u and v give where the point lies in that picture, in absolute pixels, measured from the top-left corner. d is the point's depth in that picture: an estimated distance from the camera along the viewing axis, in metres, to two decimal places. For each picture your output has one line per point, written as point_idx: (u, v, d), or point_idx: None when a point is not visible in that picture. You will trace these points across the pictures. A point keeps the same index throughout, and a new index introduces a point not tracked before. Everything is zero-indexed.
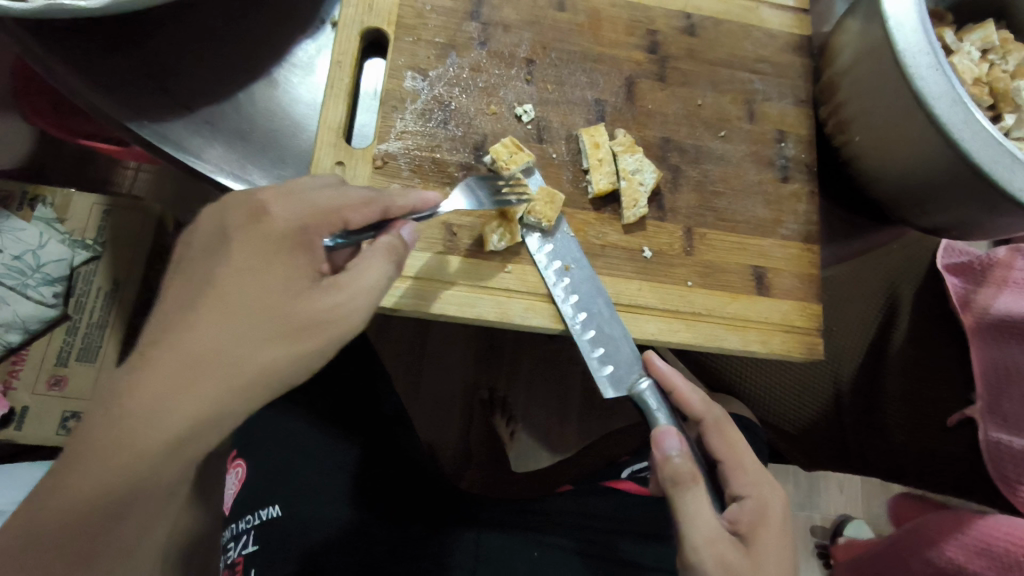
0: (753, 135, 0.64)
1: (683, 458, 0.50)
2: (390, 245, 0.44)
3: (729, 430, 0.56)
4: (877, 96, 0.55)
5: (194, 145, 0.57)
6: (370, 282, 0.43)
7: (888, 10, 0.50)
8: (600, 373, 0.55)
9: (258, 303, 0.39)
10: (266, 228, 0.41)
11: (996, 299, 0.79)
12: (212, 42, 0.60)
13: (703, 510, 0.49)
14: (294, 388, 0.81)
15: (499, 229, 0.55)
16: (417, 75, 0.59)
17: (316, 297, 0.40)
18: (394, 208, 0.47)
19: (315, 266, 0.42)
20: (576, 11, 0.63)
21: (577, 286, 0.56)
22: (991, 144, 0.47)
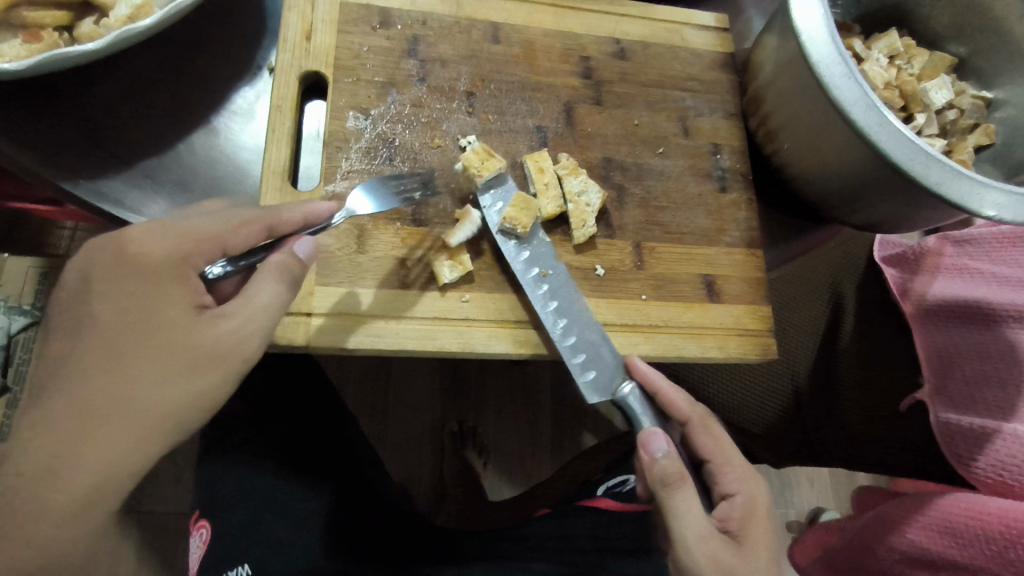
0: (689, 149, 0.66)
1: (669, 459, 0.50)
2: (280, 264, 0.45)
3: (712, 428, 0.59)
4: (801, 105, 0.58)
5: (134, 200, 0.56)
6: (263, 306, 0.45)
7: (800, 25, 0.53)
8: (584, 378, 0.54)
9: (147, 341, 0.42)
10: (132, 264, 0.42)
11: (931, 285, 0.84)
12: (145, 95, 0.59)
13: (691, 509, 0.50)
14: (257, 440, 0.79)
15: (448, 261, 0.56)
16: (359, 115, 0.60)
17: (200, 329, 0.43)
18: (281, 224, 0.48)
19: (194, 299, 0.43)
20: (511, 43, 0.65)
21: (557, 292, 0.56)
22: (906, 142, 0.51)
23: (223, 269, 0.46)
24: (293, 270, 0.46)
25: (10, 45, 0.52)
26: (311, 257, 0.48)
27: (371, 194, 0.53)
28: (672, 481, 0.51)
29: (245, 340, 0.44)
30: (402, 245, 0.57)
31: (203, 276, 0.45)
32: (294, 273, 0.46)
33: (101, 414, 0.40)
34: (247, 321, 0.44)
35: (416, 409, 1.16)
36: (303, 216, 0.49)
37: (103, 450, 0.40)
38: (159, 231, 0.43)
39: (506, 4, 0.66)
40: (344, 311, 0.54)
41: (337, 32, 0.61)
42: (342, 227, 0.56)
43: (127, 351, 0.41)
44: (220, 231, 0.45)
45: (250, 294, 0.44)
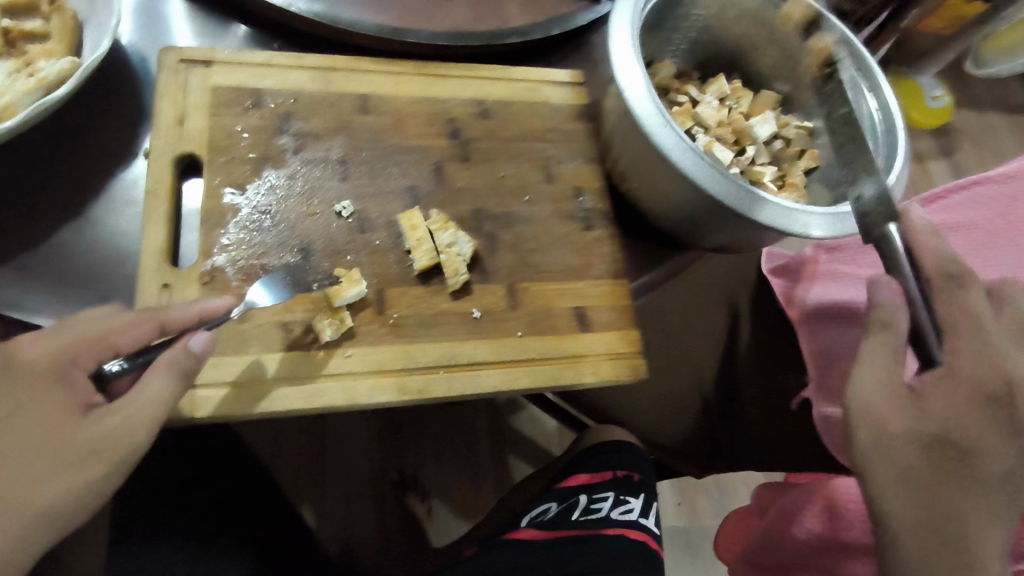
0: (554, 195, 0.73)
1: (887, 303, 0.52)
2: (170, 360, 0.49)
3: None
4: (639, 149, 0.66)
5: (9, 292, 0.57)
6: (151, 400, 0.48)
7: (622, 85, 0.61)
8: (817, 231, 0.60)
9: (32, 439, 0.44)
10: (21, 372, 0.46)
11: (811, 292, 0.94)
12: (17, 191, 0.61)
13: (878, 362, 0.53)
14: (175, 517, 0.81)
15: (328, 322, 0.60)
16: (236, 191, 0.63)
17: (86, 426, 0.46)
18: (169, 320, 0.51)
19: (81, 400, 0.47)
20: (380, 112, 0.71)
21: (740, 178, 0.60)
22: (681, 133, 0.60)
23: (120, 365, 0.51)
24: (184, 365, 0.49)
25: None
26: (208, 350, 0.51)
27: (268, 287, 0.59)
28: (881, 324, 0.53)
29: (129, 435, 0.47)
30: (284, 309, 0.60)
31: (102, 372, 0.51)
32: (187, 366, 0.50)
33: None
34: (133, 415, 0.47)
35: (354, 458, 1.18)
36: (197, 312, 0.52)
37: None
38: (50, 336, 0.47)
39: (371, 76, 0.72)
40: (233, 380, 0.57)
41: (208, 116, 0.65)
42: None
43: (5, 452, 0.44)
44: (105, 331, 0.49)
45: (138, 388, 0.48)
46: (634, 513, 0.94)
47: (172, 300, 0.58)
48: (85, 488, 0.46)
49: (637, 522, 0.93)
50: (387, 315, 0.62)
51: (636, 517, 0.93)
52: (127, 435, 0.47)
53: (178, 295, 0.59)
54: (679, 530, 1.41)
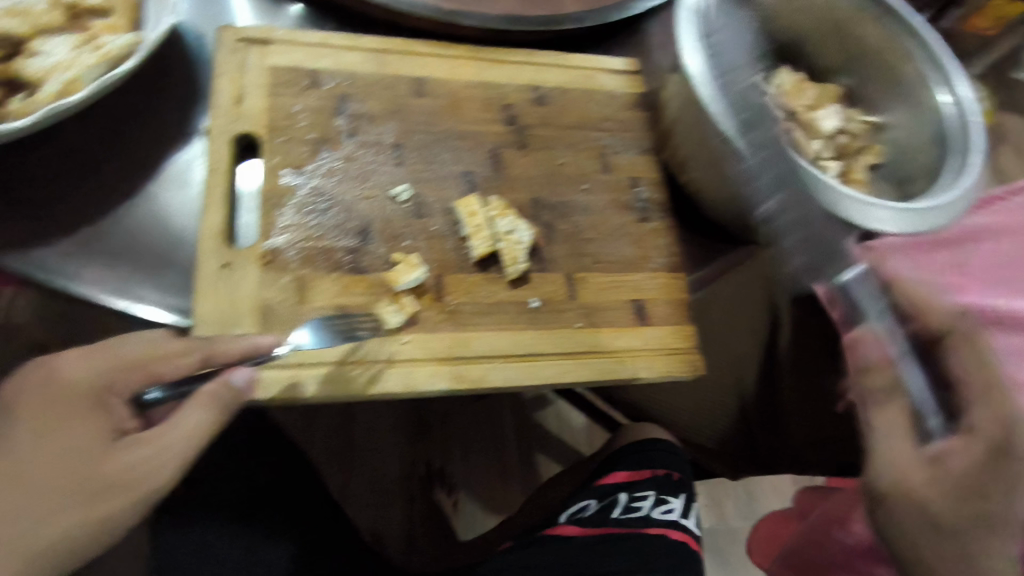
0: (611, 184, 0.71)
1: (879, 364, 0.54)
2: (210, 394, 0.48)
3: (972, 346, 0.56)
4: (697, 136, 0.66)
5: (66, 271, 0.56)
6: (183, 436, 0.48)
7: (687, 68, 0.62)
8: (800, 259, 0.60)
9: (55, 466, 0.46)
10: (59, 389, 0.47)
11: None
12: (74, 167, 0.60)
13: (891, 429, 0.52)
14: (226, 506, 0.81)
15: (392, 306, 0.59)
16: (293, 172, 0.63)
17: (113, 457, 0.47)
18: (215, 351, 0.51)
19: (115, 426, 0.48)
20: (435, 95, 0.70)
21: (778, 180, 0.60)
22: (747, 100, 0.62)
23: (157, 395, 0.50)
24: (225, 399, 0.49)
25: None
26: (250, 386, 0.50)
27: (313, 330, 0.57)
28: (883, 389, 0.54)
29: (158, 469, 0.47)
30: (343, 291, 0.59)
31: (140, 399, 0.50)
32: (225, 401, 0.49)
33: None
34: (162, 450, 0.47)
35: (382, 452, 1.16)
36: (245, 349, 0.51)
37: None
38: (92, 357, 0.48)
39: (428, 60, 0.71)
40: (292, 361, 0.56)
41: (267, 95, 0.65)
42: (283, 282, 0.59)
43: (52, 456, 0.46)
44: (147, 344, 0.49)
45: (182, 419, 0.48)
46: (674, 513, 0.91)
47: (233, 280, 0.58)
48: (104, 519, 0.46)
49: (677, 522, 0.91)
50: (445, 301, 0.61)
51: (676, 517, 0.91)
52: (148, 473, 0.47)
53: (237, 275, 0.58)
54: (708, 531, 1.39)
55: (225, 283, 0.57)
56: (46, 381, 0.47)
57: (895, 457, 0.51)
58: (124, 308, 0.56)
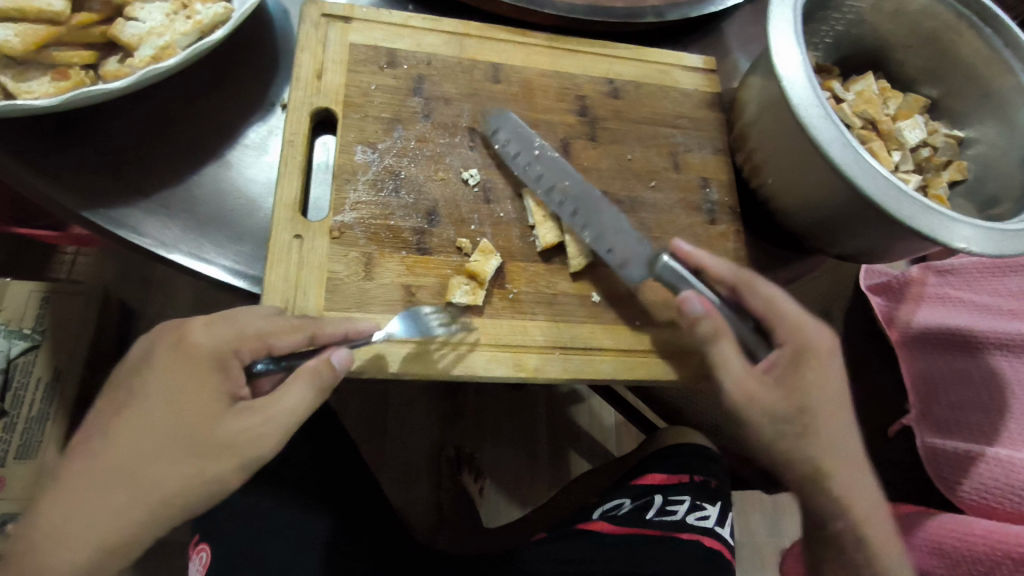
0: (679, 183, 0.71)
1: (706, 317, 0.57)
2: (313, 370, 0.49)
3: (760, 288, 0.60)
4: (781, 140, 0.62)
5: (147, 229, 0.57)
6: (290, 408, 0.48)
7: (781, 71, 0.57)
8: (613, 260, 0.62)
9: (173, 423, 0.46)
10: (185, 351, 0.47)
11: (916, 314, 0.86)
12: (161, 130, 0.62)
13: (736, 363, 0.56)
14: (279, 475, 0.83)
15: (465, 286, 0.59)
16: (368, 149, 0.63)
17: (224, 420, 0.46)
18: (321, 332, 0.52)
19: (230, 391, 0.48)
20: (510, 82, 0.70)
21: (577, 198, 0.64)
22: (523, 144, 0.65)
23: (266, 366, 0.51)
24: (324, 379, 0.49)
25: (39, 82, 0.55)
26: (347, 366, 0.50)
27: (405, 318, 0.57)
28: (712, 335, 0.57)
29: (258, 439, 0.47)
30: (407, 271, 0.60)
31: (249, 367, 0.51)
32: (324, 380, 0.49)
33: (110, 483, 0.44)
34: (270, 419, 0.47)
35: (414, 432, 1.20)
36: (347, 330, 0.53)
37: (103, 513, 0.43)
38: (220, 325, 0.48)
39: (506, 46, 0.71)
40: None
41: (346, 72, 0.65)
42: (351, 256, 0.59)
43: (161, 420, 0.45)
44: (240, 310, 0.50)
45: (281, 397, 0.48)
46: (709, 520, 0.89)
47: (304, 251, 0.58)
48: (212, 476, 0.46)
49: (712, 529, 0.88)
50: (506, 288, 0.62)
51: (711, 524, 0.88)
52: (251, 442, 0.47)
53: (308, 246, 0.59)
54: (745, 543, 1.30)
55: (298, 253, 0.58)
56: (175, 343, 0.47)
57: (748, 381, 0.56)
58: (199, 268, 0.57)
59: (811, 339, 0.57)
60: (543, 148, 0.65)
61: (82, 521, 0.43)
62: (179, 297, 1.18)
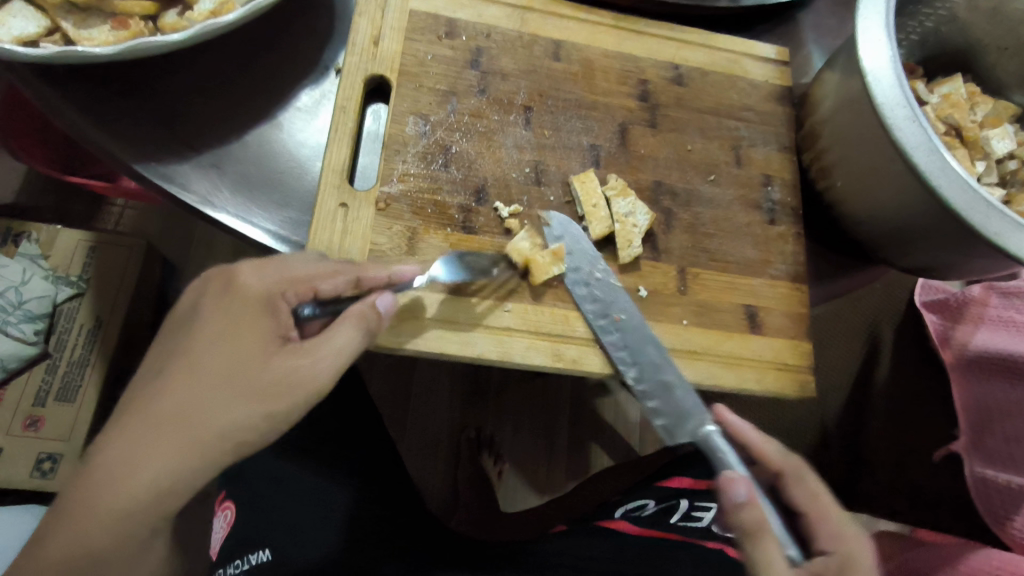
0: (740, 178, 0.67)
1: (751, 505, 0.46)
2: (360, 314, 0.49)
3: (810, 481, 0.53)
4: (857, 142, 0.58)
5: (194, 187, 0.57)
6: (338, 351, 0.47)
7: (866, 65, 0.53)
8: (658, 421, 0.57)
9: (225, 365, 0.45)
10: (236, 292, 0.47)
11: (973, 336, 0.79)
12: (215, 86, 0.61)
13: (781, 564, 0.45)
14: (307, 438, 0.85)
15: (524, 235, 0.59)
16: (420, 120, 0.61)
17: (276, 360, 0.46)
18: (365, 278, 0.52)
19: (280, 331, 0.47)
20: (571, 61, 0.67)
21: (628, 339, 0.58)
22: (584, 261, 0.60)
23: (313, 311, 0.50)
24: (370, 323, 0.49)
25: (99, 31, 0.55)
26: (390, 312, 0.51)
27: (449, 263, 0.55)
28: (755, 529, 0.46)
29: (311, 379, 0.46)
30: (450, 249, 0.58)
31: (295, 313, 0.49)
32: (370, 323, 0.49)
33: (165, 422, 0.43)
34: (319, 360, 0.47)
35: (438, 410, 1.19)
36: (388, 276, 0.52)
37: (133, 452, 0.42)
38: (268, 266, 0.48)
39: (568, 23, 0.68)
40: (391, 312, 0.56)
41: (403, 40, 0.63)
42: (395, 229, 0.58)
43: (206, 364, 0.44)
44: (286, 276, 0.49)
45: (329, 338, 0.47)
46: None
47: (349, 221, 0.57)
48: (254, 421, 0.44)
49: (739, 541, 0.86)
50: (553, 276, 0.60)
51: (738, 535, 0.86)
52: (300, 382, 0.46)
53: (354, 216, 0.58)
54: None
55: (342, 223, 0.57)
56: (225, 286, 0.48)
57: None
58: (244, 230, 0.56)
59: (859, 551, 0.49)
60: (605, 273, 0.60)
61: (136, 460, 0.42)
62: (219, 258, 1.19)
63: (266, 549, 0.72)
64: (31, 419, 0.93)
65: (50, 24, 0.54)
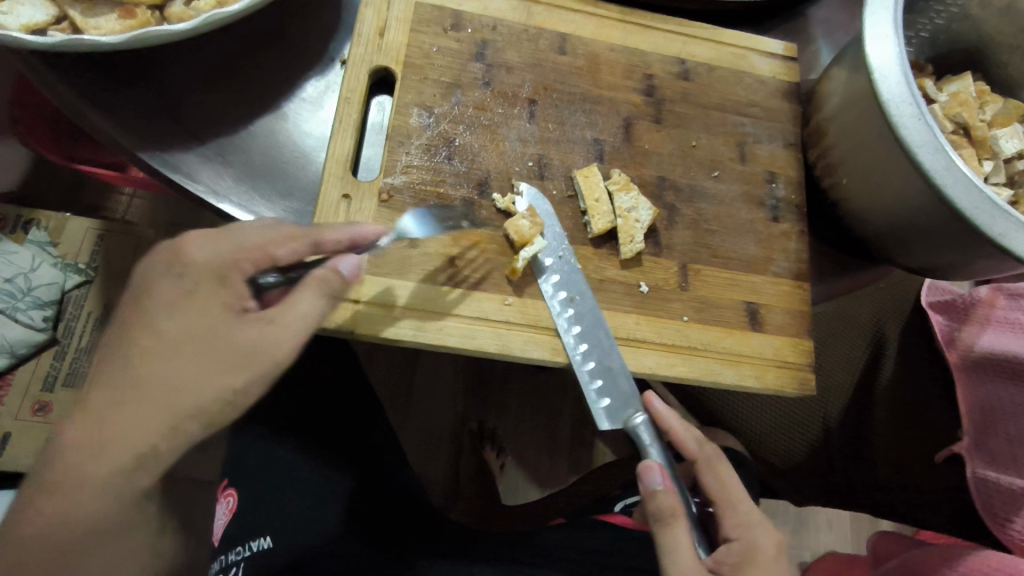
0: (744, 175, 0.67)
1: (666, 493, 0.52)
2: (321, 279, 0.46)
3: (721, 470, 0.59)
4: (863, 140, 0.58)
5: (199, 175, 0.57)
6: (299, 316, 0.46)
7: (873, 62, 0.53)
8: (599, 403, 0.57)
9: (191, 344, 0.45)
10: (188, 267, 0.46)
11: (979, 337, 0.79)
12: (221, 76, 0.61)
13: (685, 549, 0.51)
14: (308, 427, 0.85)
15: (525, 218, 0.58)
16: (424, 112, 0.62)
17: (240, 332, 0.45)
18: (323, 240, 0.49)
19: (235, 303, 0.46)
20: (576, 55, 0.67)
21: (577, 318, 0.58)
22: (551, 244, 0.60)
23: (273, 278, 0.49)
24: (333, 285, 0.47)
25: (107, 19, 0.55)
26: (356, 275, 0.48)
27: (418, 219, 0.56)
28: (664, 514, 0.52)
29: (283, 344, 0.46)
30: (452, 242, 0.59)
31: (255, 283, 0.49)
32: (334, 286, 0.47)
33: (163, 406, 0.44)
34: (284, 327, 0.45)
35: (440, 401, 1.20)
36: (349, 237, 0.50)
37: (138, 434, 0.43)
38: (218, 238, 0.47)
39: (575, 16, 0.67)
40: (392, 304, 0.56)
41: (409, 31, 0.63)
42: (397, 221, 0.58)
43: (180, 340, 0.45)
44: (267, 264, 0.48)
45: (289, 304, 0.46)
46: None
47: (351, 212, 0.57)
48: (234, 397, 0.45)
49: None
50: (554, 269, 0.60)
51: None
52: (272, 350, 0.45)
53: (356, 207, 0.58)
54: None
55: (344, 214, 0.58)
56: (171, 260, 0.46)
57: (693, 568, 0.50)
58: (247, 219, 0.56)
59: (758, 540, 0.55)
60: (563, 251, 0.60)
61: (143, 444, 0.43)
62: None
63: (267, 535, 0.74)
64: (39, 404, 0.95)
65: (58, 12, 0.55)
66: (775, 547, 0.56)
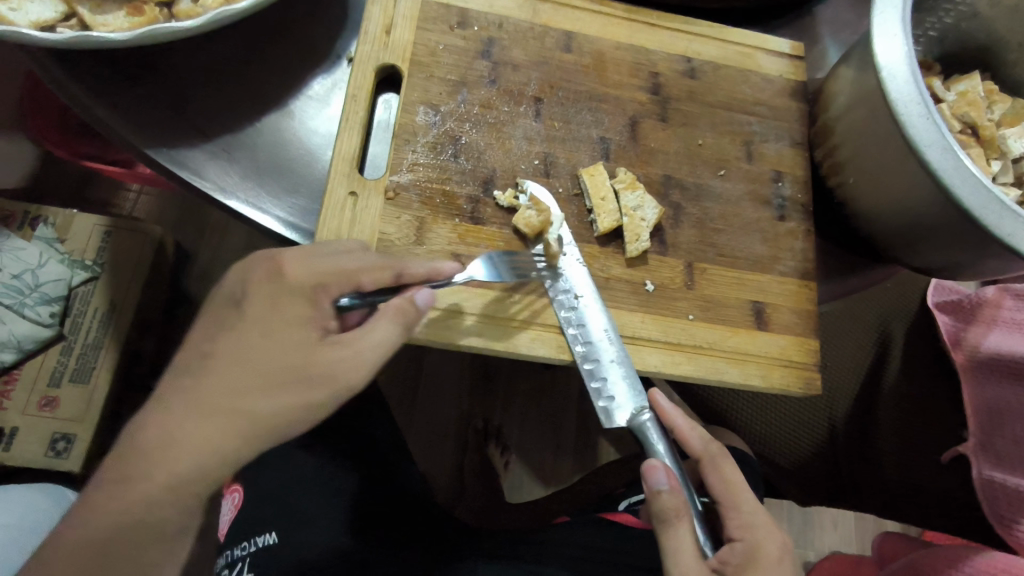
0: (751, 174, 0.67)
1: (671, 494, 0.51)
2: (398, 308, 0.47)
3: (727, 470, 0.59)
4: (870, 139, 0.58)
5: (205, 172, 0.57)
6: (377, 345, 0.46)
7: (881, 60, 0.52)
8: (599, 403, 0.56)
9: (234, 353, 0.44)
10: (280, 283, 0.46)
11: (986, 338, 0.78)
12: (227, 73, 0.61)
13: (688, 551, 0.51)
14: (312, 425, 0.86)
15: (530, 206, 0.59)
16: (430, 110, 0.62)
17: (316, 354, 0.45)
18: (407, 273, 0.51)
19: (320, 324, 0.46)
20: (582, 53, 0.66)
21: (583, 317, 0.58)
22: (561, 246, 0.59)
23: (351, 302, 0.49)
24: (408, 316, 0.48)
25: (115, 16, 0.55)
26: (428, 307, 0.49)
27: (488, 264, 0.55)
28: (669, 514, 0.51)
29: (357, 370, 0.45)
30: (458, 240, 0.59)
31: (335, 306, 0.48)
32: (410, 318, 0.48)
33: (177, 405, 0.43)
34: (360, 353, 0.45)
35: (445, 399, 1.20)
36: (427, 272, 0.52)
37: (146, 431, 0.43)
38: (312, 259, 0.47)
39: (581, 14, 0.67)
40: None
41: (415, 29, 0.63)
42: (403, 219, 0.58)
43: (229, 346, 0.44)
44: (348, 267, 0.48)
45: (367, 331, 0.46)
46: None
47: (358, 209, 0.58)
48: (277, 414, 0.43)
49: None
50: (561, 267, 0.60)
51: None
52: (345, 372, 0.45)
53: (362, 205, 0.58)
54: None
55: (351, 212, 0.58)
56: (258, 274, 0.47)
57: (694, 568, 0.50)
58: (254, 216, 0.57)
59: (761, 540, 0.55)
60: (569, 250, 0.60)
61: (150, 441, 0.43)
62: (231, 246, 1.20)
63: (273, 531, 0.75)
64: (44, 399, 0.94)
65: (67, 9, 0.55)
66: (779, 548, 0.56)
